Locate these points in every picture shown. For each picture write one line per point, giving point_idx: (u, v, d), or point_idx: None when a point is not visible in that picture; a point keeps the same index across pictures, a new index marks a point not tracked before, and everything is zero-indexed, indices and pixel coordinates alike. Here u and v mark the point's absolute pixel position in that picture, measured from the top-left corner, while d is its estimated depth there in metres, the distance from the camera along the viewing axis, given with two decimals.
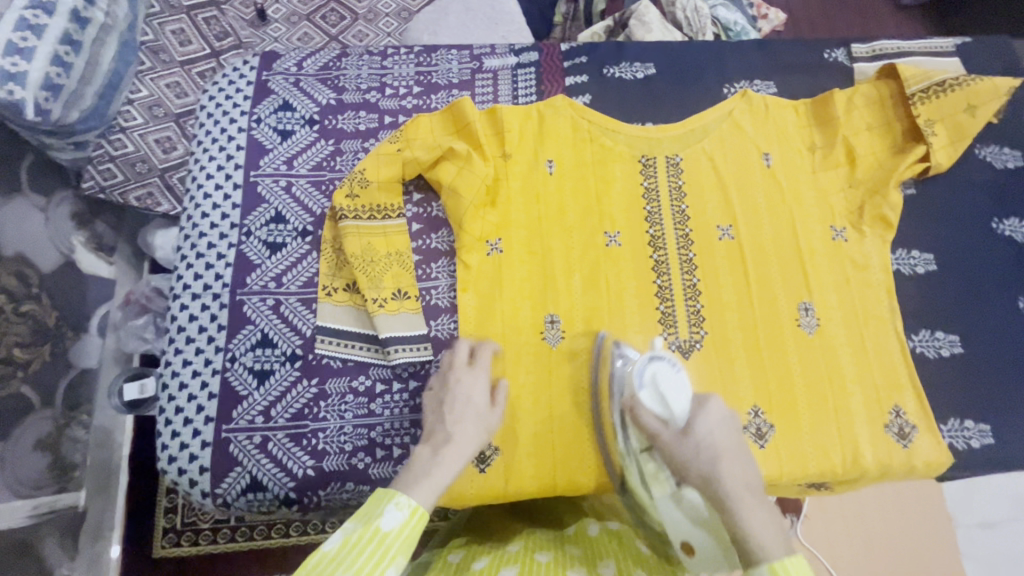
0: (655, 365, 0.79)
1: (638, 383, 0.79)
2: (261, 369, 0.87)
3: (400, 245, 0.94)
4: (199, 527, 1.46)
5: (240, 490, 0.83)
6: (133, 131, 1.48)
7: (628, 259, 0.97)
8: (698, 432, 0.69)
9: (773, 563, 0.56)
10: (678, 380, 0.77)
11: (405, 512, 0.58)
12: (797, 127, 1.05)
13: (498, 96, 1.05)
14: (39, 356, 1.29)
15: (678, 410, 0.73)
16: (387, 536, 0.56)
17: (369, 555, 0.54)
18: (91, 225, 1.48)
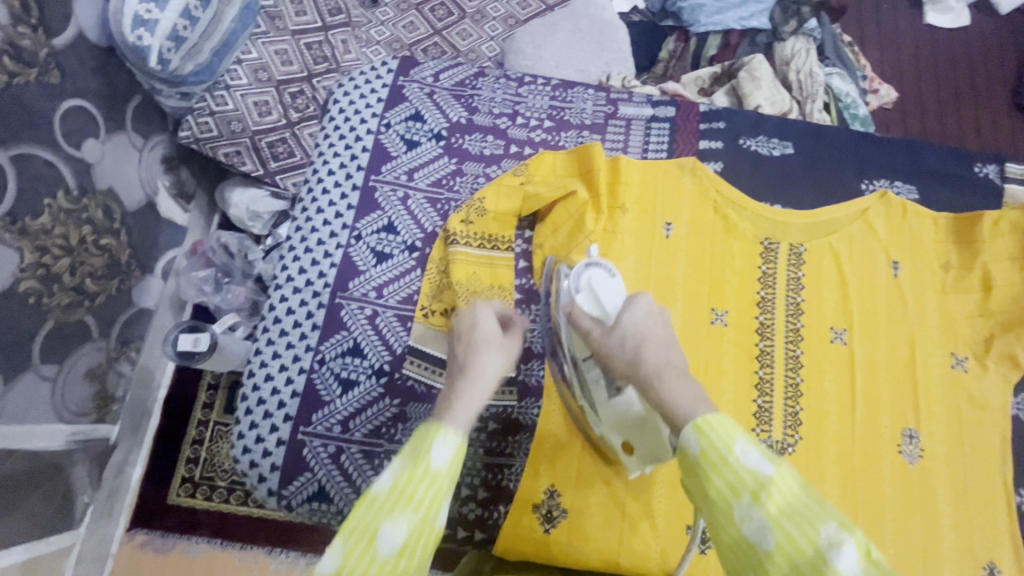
0: (591, 273, 0.74)
1: (574, 288, 0.74)
2: (347, 378, 0.87)
3: (504, 279, 0.92)
4: (215, 483, 1.43)
5: (307, 495, 0.82)
6: (237, 90, 1.41)
7: (731, 343, 0.93)
8: (624, 325, 0.67)
9: (695, 419, 0.54)
10: (614, 286, 0.73)
11: (454, 449, 0.52)
12: (932, 240, 0.99)
13: (628, 146, 1.02)
14: (106, 290, 1.25)
15: (610, 309, 0.71)
16: (438, 472, 0.51)
17: (423, 491, 0.50)
18: (176, 171, 1.47)
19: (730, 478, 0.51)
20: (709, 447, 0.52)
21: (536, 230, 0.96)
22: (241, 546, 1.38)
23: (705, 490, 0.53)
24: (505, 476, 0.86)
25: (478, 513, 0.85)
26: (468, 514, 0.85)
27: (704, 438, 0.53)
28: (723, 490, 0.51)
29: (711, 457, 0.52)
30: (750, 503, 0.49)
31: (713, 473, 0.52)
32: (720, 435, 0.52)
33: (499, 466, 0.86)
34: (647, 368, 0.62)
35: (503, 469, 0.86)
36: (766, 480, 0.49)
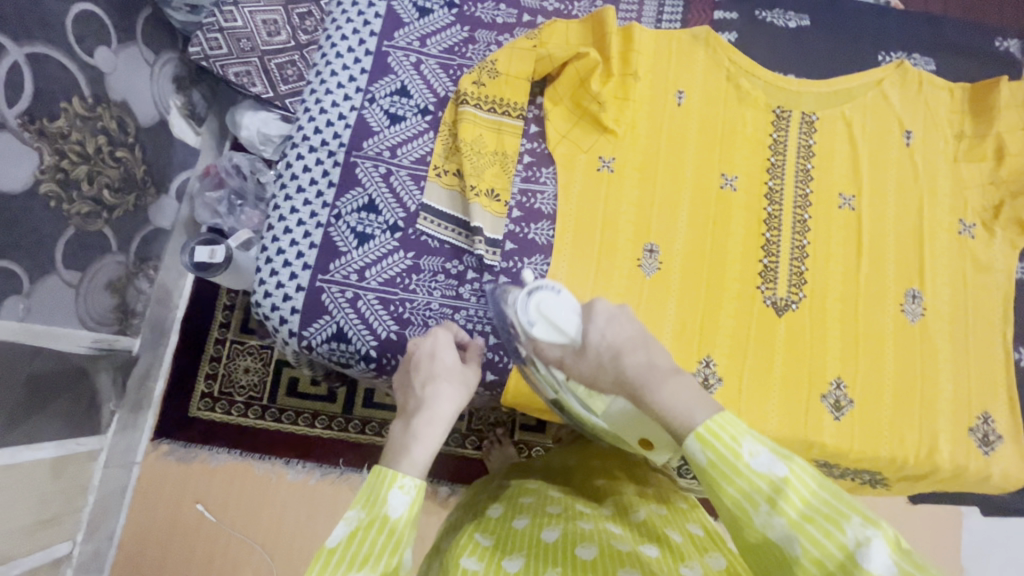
0: (535, 296, 0.61)
1: (524, 321, 0.62)
2: (363, 232, 0.89)
3: (508, 146, 0.93)
4: (234, 398, 1.40)
5: (326, 336, 0.85)
6: (245, 7, 1.34)
7: (740, 207, 0.94)
8: (592, 342, 0.58)
9: (697, 429, 0.46)
10: (566, 304, 0.61)
11: (411, 495, 0.54)
12: (948, 110, 0.98)
13: (642, 16, 1.01)
14: (124, 204, 1.22)
15: (574, 332, 0.60)
16: (395, 524, 0.52)
17: (380, 543, 0.51)
18: (187, 91, 1.38)
19: (744, 486, 0.44)
20: (716, 456, 0.45)
21: (546, 95, 0.96)
22: (260, 458, 1.38)
23: (714, 497, 0.46)
24: None
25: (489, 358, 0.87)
26: None
27: (708, 447, 0.46)
28: (739, 501, 0.45)
29: (721, 469, 0.45)
30: (770, 511, 0.43)
31: (724, 484, 0.45)
32: (726, 444, 0.45)
33: None
34: (634, 382, 0.54)
35: None
36: (783, 482, 0.43)
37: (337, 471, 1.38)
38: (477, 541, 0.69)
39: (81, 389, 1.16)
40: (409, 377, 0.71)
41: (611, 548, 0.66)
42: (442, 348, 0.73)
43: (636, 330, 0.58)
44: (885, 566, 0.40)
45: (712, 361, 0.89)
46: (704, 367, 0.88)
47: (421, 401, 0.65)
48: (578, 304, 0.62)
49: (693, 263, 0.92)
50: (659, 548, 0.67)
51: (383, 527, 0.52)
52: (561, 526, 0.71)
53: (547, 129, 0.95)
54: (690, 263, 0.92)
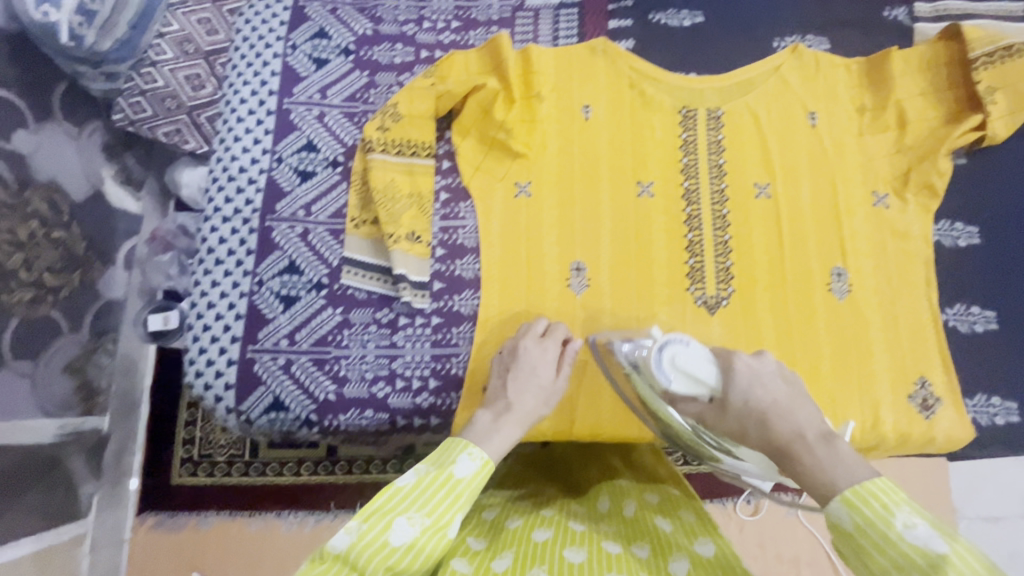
0: (672, 348, 0.73)
1: (665, 378, 0.73)
2: (288, 294, 0.88)
3: (423, 187, 0.93)
4: (215, 459, 1.31)
5: (264, 407, 0.84)
6: (164, 65, 1.17)
7: (659, 211, 0.95)
8: (733, 403, 0.67)
9: (844, 493, 0.52)
10: (696, 354, 0.73)
11: (477, 462, 0.63)
12: (847, 86, 1.01)
13: (538, 36, 1.02)
14: (70, 283, 1.13)
15: (714, 384, 0.70)
16: (460, 483, 0.61)
17: (441, 495, 0.60)
18: (119, 157, 1.25)
19: (893, 553, 0.47)
20: (864, 519, 0.49)
21: (452, 129, 0.95)
22: (252, 514, 1.31)
23: (867, 565, 0.49)
24: (454, 365, 0.88)
25: (432, 401, 0.86)
26: (421, 403, 0.85)
27: (855, 511, 0.50)
28: (889, 569, 0.48)
29: (868, 532, 0.49)
30: None
31: (873, 549, 0.48)
32: (873, 510, 0.49)
33: (447, 356, 0.88)
34: (781, 438, 0.61)
35: (451, 359, 0.88)
36: (938, 558, 0.45)
37: (329, 514, 1.30)
38: (469, 545, 0.71)
39: (54, 479, 1.11)
40: (503, 375, 0.81)
41: (599, 551, 0.69)
42: (537, 356, 0.82)
43: (780, 393, 0.65)
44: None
45: None
46: None
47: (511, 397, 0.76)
48: (709, 356, 0.73)
49: (622, 274, 0.93)
50: (650, 544, 0.70)
51: (446, 482, 0.61)
52: (553, 529, 0.73)
53: (459, 163, 0.95)
54: (618, 278, 0.93)
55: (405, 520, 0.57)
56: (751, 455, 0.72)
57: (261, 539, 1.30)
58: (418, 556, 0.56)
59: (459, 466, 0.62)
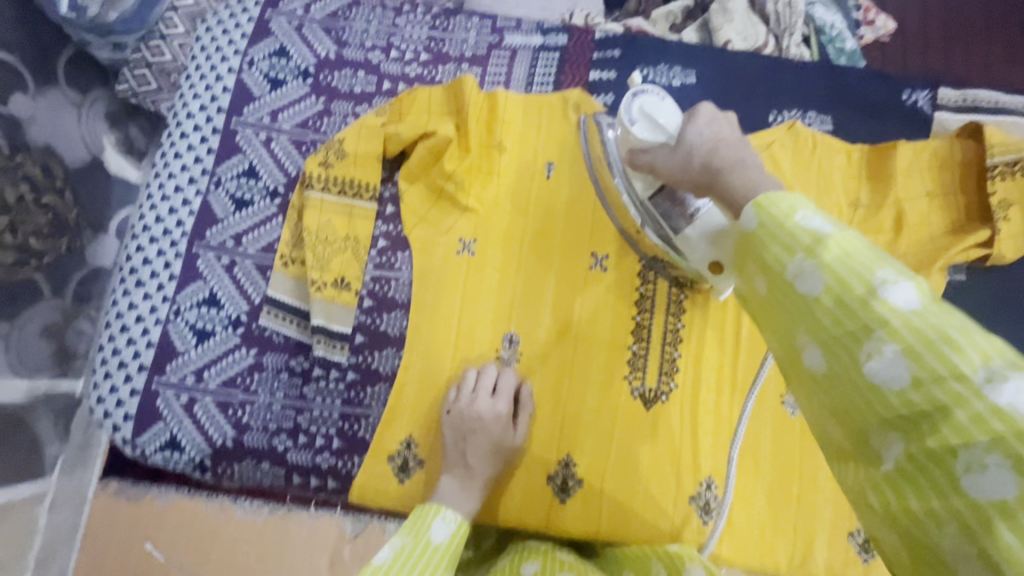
0: (642, 100, 0.66)
1: (629, 120, 0.65)
2: (202, 328, 0.84)
3: (360, 231, 0.87)
4: None
5: (160, 445, 0.81)
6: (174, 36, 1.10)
7: (610, 288, 0.88)
8: (688, 138, 0.60)
9: (757, 199, 0.46)
10: (668, 108, 0.65)
11: (452, 524, 0.67)
12: (844, 175, 0.90)
13: (511, 79, 0.94)
14: (56, 249, 1.02)
15: (674, 129, 0.63)
16: (440, 547, 0.64)
17: (428, 560, 0.61)
18: (123, 126, 1.15)
19: (784, 240, 0.42)
20: (765, 219, 0.44)
21: (401, 173, 0.90)
22: (208, 493, 1.14)
23: (759, 268, 0.45)
24: (363, 426, 0.83)
25: (333, 462, 0.82)
26: (321, 464, 0.81)
27: (761, 213, 0.45)
28: (776, 255, 0.43)
29: (766, 225, 0.44)
30: (803, 256, 0.41)
31: (768, 242, 0.43)
32: (779, 207, 0.44)
33: (356, 416, 0.83)
34: (711, 172, 0.57)
35: (360, 420, 0.83)
36: (825, 236, 0.41)
37: (284, 507, 1.14)
38: None
39: (18, 440, 0.99)
40: (461, 441, 0.79)
41: None
42: (491, 418, 0.79)
43: (729, 135, 0.60)
44: (908, 300, 0.36)
45: (572, 463, 0.83)
46: (563, 468, 0.83)
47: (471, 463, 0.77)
48: (679, 114, 0.66)
49: (557, 352, 0.86)
50: None
51: (428, 548, 0.63)
52: (541, 560, 0.69)
53: (403, 210, 0.89)
54: (552, 354, 0.86)
55: None
56: (704, 227, 0.65)
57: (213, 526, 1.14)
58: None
59: (437, 527, 0.66)
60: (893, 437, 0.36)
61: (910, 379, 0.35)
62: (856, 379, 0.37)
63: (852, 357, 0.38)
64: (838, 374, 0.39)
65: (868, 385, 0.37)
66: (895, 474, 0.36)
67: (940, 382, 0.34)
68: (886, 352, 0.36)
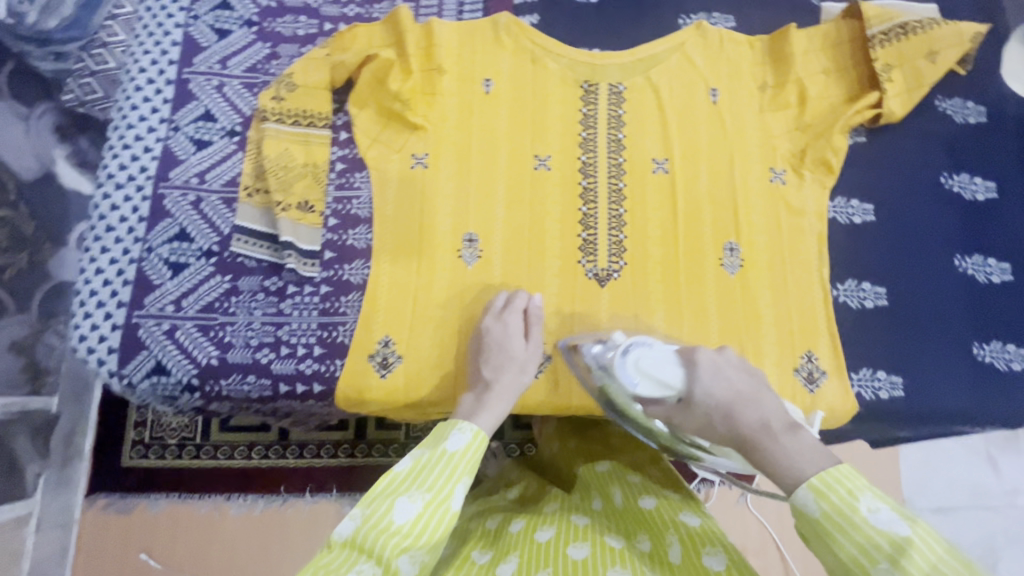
0: (636, 355, 0.68)
1: (630, 382, 0.67)
2: (176, 261, 0.89)
3: (318, 157, 0.93)
4: (167, 441, 1.17)
5: (145, 371, 0.84)
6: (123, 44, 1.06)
7: (555, 184, 0.95)
8: (699, 400, 0.61)
9: (811, 480, 0.50)
10: (664, 359, 0.66)
11: (468, 436, 0.63)
12: (750, 64, 1.01)
13: (443, 10, 1.02)
14: (15, 263, 0.98)
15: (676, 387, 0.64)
16: (452, 457, 0.61)
17: (438, 471, 0.60)
18: (74, 139, 1.07)
19: (861, 539, 0.46)
20: (831, 507, 0.48)
21: (350, 100, 0.96)
22: (201, 495, 1.17)
23: (830, 554, 0.48)
24: (341, 333, 0.88)
25: (316, 368, 0.86)
26: (305, 370, 0.86)
27: (823, 499, 0.49)
28: (854, 551, 0.47)
29: (836, 520, 0.47)
30: (889, 567, 0.45)
31: (840, 536, 0.47)
32: (844, 496, 0.48)
33: (333, 324, 0.88)
34: (745, 435, 0.57)
35: (337, 327, 0.88)
36: (904, 541, 0.45)
37: (280, 498, 1.17)
38: (474, 559, 0.70)
39: None
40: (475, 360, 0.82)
41: (603, 546, 0.68)
42: (500, 335, 0.84)
43: (743, 386, 0.61)
44: None
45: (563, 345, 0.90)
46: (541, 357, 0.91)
47: (489, 377, 0.79)
48: (676, 356, 0.66)
49: (514, 247, 0.93)
50: (650, 538, 0.70)
51: (440, 459, 0.61)
52: (556, 527, 0.73)
53: (356, 135, 0.95)
54: (510, 248, 0.93)
55: (404, 502, 0.57)
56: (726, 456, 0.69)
57: (211, 524, 1.17)
58: (427, 530, 0.57)
59: (452, 440, 0.63)
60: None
61: None
62: None
63: None
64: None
65: None
66: None
67: None
68: None
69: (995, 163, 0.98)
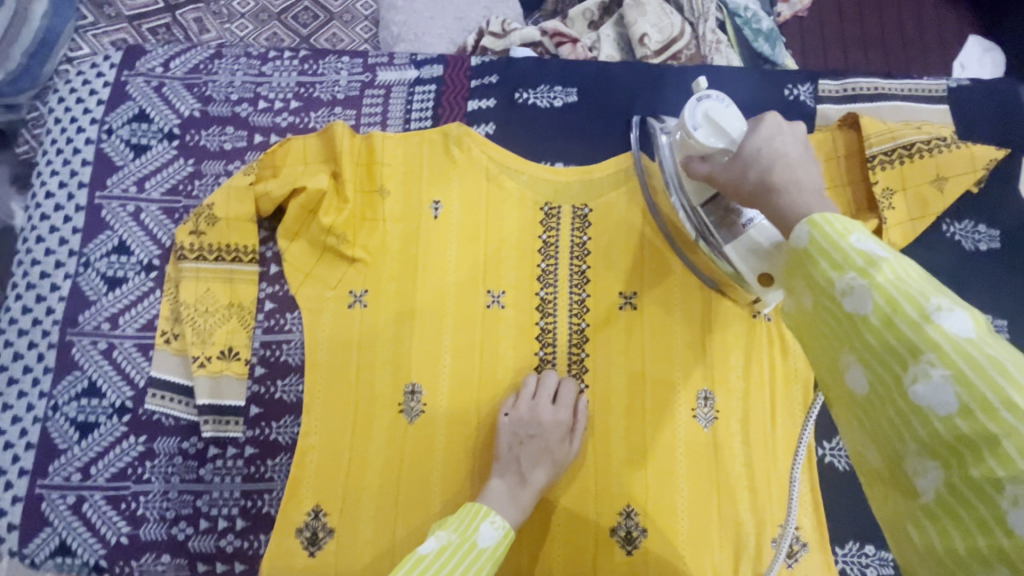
0: (707, 106, 0.67)
1: (692, 123, 0.67)
2: (84, 421, 0.80)
3: (243, 297, 0.83)
4: None
5: (48, 552, 0.76)
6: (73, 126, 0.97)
7: (510, 324, 0.86)
8: (748, 150, 0.60)
9: (811, 217, 0.45)
10: (734, 114, 0.66)
11: (499, 531, 0.67)
12: None
13: (388, 117, 0.91)
14: None
15: (734, 142, 0.64)
16: (481, 551, 0.65)
17: (467, 563, 0.63)
18: None
19: (836, 258, 0.42)
20: (821, 235, 0.43)
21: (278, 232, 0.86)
22: None
23: (806, 281, 0.44)
24: (266, 501, 0.80)
25: (238, 544, 0.78)
26: (225, 548, 0.78)
27: (817, 229, 0.44)
28: (825, 270, 0.42)
29: (819, 242, 0.43)
30: (855, 276, 0.40)
31: (819, 257, 0.43)
32: (840, 224, 0.43)
33: (259, 492, 0.80)
34: (776, 184, 0.55)
35: (262, 496, 0.79)
36: (880, 259, 0.40)
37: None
38: None
39: None
40: (516, 445, 0.79)
41: None
42: (551, 427, 0.79)
43: (797, 151, 0.57)
44: (964, 329, 0.36)
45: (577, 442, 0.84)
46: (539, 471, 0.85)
47: (528, 469, 0.77)
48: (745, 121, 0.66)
49: (463, 398, 0.84)
50: None
51: (469, 548, 0.65)
52: None
53: (286, 271, 0.85)
54: (457, 397, 0.83)
55: None
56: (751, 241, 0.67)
57: None
58: None
59: (484, 530, 0.67)
60: (931, 465, 0.37)
61: (958, 405, 0.35)
62: (901, 403, 0.38)
63: (897, 380, 0.38)
64: (882, 394, 0.39)
65: (914, 410, 0.37)
66: (933, 504, 0.37)
67: (991, 413, 0.33)
68: (934, 377, 0.36)
69: (1010, 297, 0.86)
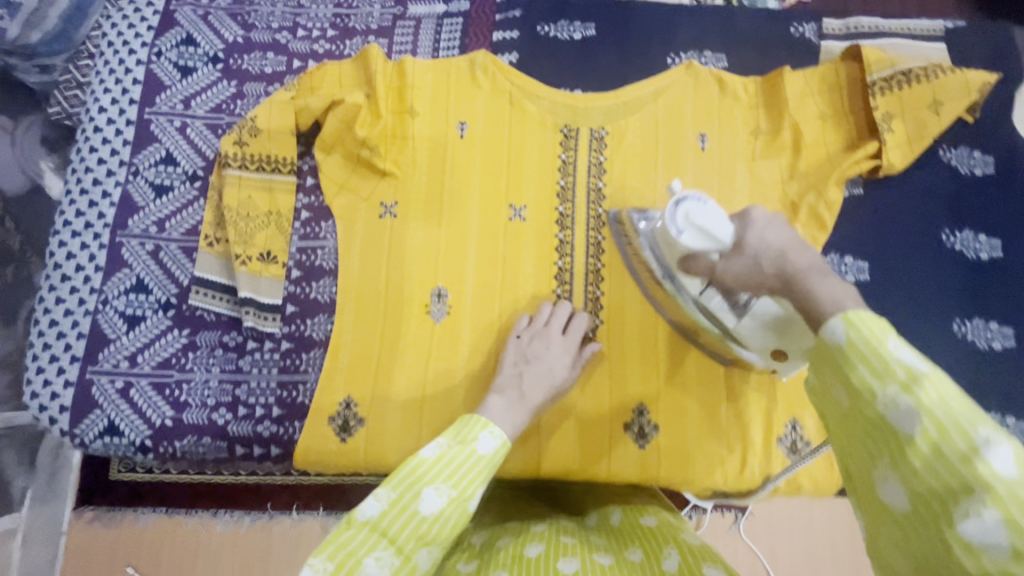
0: (687, 207, 0.66)
1: (675, 230, 0.66)
2: (132, 314, 0.85)
3: (282, 205, 0.89)
4: None
5: (98, 431, 0.82)
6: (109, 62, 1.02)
7: (531, 235, 0.91)
8: (750, 243, 0.58)
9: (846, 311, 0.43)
10: (714, 212, 0.64)
11: (498, 440, 0.62)
12: (742, 106, 0.95)
13: (418, 47, 0.97)
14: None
15: (719, 239, 0.62)
16: (479, 459, 0.60)
17: (465, 469, 0.59)
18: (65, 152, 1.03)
19: (876, 366, 0.40)
20: (859, 339, 0.41)
21: (315, 147, 0.92)
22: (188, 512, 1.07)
23: (841, 382, 0.42)
24: (301, 393, 0.85)
25: (274, 429, 0.83)
26: (262, 432, 0.83)
27: (853, 330, 0.41)
28: (864, 378, 0.40)
29: (858, 351, 0.41)
30: (897, 392, 0.38)
31: (855, 363, 0.41)
32: (874, 328, 0.41)
33: (294, 383, 0.85)
34: (788, 269, 0.53)
35: (297, 387, 0.84)
36: (923, 376, 0.38)
37: (266, 515, 1.08)
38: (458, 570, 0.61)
39: None
40: (520, 364, 0.80)
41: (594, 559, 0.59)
42: (559, 349, 0.82)
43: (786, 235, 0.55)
44: (1011, 470, 0.34)
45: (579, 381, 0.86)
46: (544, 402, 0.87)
47: (541, 364, 0.80)
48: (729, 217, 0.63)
49: (485, 303, 0.89)
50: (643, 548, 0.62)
51: (471, 458, 0.60)
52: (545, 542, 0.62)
53: (322, 183, 0.91)
54: (480, 302, 0.89)
55: (432, 493, 0.56)
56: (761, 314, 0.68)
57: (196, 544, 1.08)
58: (444, 527, 0.55)
59: (483, 439, 0.61)
60: None
61: (1008, 548, 0.33)
62: (944, 529, 0.36)
63: (941, 514, 0.36)
64: (924, 514, 0.37)
65: (960, 542, 0.35)
66: None
67: None
68: (983, 515, 0.34)
69: (1003, 218, 0.91)
